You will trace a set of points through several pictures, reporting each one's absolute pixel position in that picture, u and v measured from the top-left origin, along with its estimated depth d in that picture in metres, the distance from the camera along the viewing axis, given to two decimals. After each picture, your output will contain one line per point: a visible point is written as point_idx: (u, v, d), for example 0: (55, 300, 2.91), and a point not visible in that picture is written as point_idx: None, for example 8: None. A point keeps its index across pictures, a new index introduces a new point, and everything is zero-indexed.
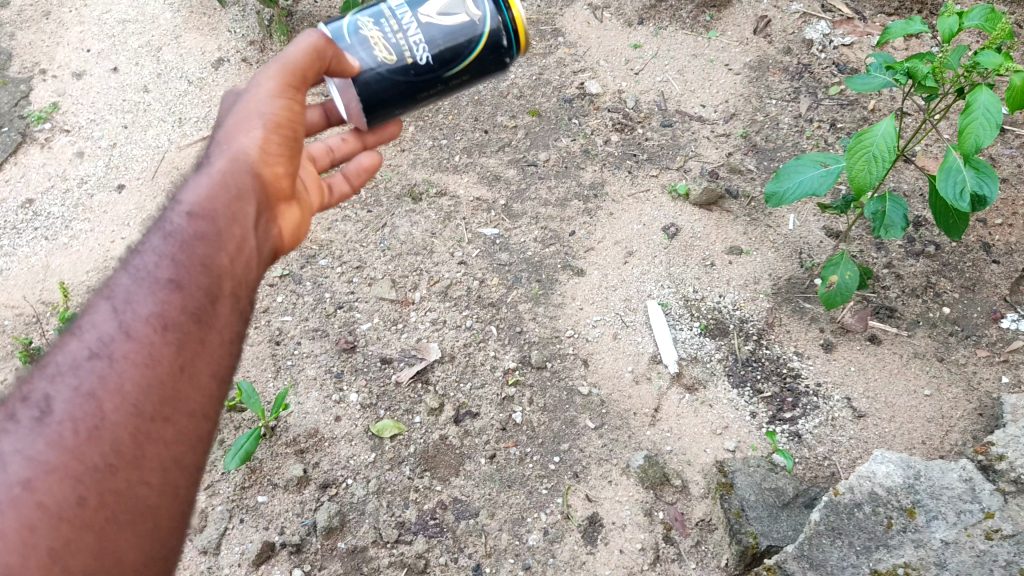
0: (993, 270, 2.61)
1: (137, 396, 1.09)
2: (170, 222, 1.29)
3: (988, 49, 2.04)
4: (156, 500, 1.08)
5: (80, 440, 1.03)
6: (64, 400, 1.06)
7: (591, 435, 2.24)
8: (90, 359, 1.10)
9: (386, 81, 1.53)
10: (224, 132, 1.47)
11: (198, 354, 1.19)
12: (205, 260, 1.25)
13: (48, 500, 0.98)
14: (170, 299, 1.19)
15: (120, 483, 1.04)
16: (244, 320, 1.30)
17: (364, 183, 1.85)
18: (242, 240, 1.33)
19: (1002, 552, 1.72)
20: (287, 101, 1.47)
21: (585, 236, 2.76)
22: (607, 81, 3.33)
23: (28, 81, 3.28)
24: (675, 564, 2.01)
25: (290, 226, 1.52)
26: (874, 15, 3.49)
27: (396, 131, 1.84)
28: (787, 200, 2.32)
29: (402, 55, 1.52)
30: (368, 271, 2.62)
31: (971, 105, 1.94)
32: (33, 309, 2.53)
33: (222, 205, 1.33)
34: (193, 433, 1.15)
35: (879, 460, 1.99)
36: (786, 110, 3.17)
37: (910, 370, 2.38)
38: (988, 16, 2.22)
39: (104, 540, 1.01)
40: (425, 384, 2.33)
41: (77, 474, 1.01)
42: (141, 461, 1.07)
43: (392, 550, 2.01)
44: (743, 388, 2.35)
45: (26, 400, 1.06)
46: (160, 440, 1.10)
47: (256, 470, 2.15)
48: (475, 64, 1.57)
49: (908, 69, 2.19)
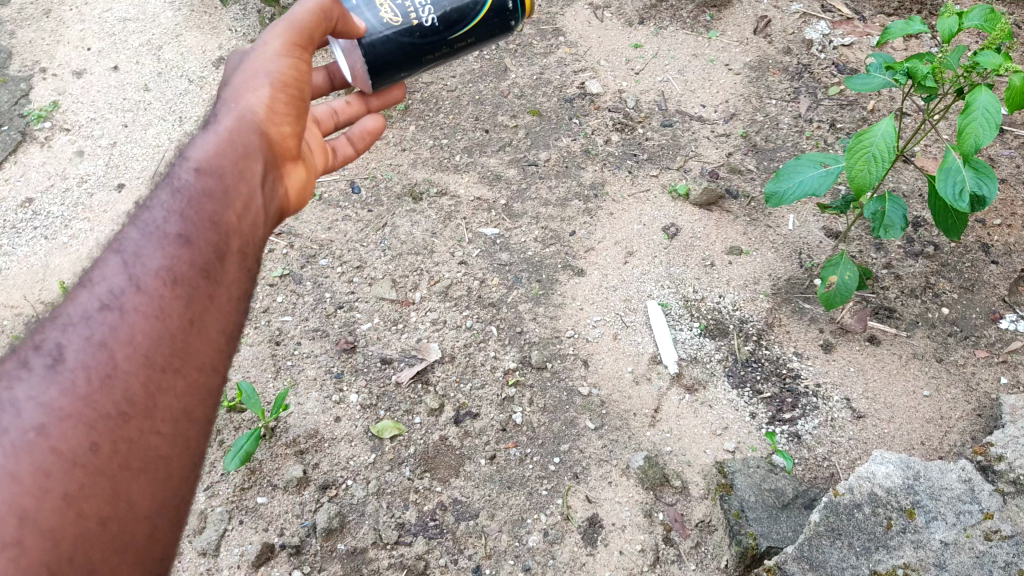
0: (993, 271, 2.61)
1: (146, 348, 1.09)
2: (177, 176, 1.27)
3: (987, 50, 2.04)
4: (168, 451, 1.08)
5: (88, 394, 1.03)
6: (77, 349, 1.06)
7: (591, 436, 2.24)
8: (101, 311, 1.09)
9: (392, 42, 1.57)
10: (230, 86, 1.43)
11: (207, 309, 1.17)
12: (215, 214, 1.24)
13: (62, 446, 0.99)
14: (179, 253, 1.17)
15: (129, 437, 1.05)
16: (252, 277, 1.29)
17: (368, 148, 1.85)
18: (250, 195, 1.31)
19: (1000, 553, 1.75)
20: (293, 59, 1.44)
21: (585, 236, 2.75)
22: (608, 81, 3.33)
23: (28, 79, 3.27)
24: (675, 566, 2.00)
25: (297, 185, 1.51)
26: (874, 15, 3.50)
27: (399, 95, 1.86)
28: (787, 199, 2.32)
29: (408, 17, 1.56)
30: (368, 271, 2.62)
31: (970, 105, 1.94)
32: (32, 308, 2.52)
33: (229, 160, 1.31)
34: (203, 388, 1.14)
35: (878, 460, 1.99)
36: (786, 111, 3.17)
37: (909, 371, 2.38)
38: (987, 16, 2.21)
39: (115, 493, 1.02)
40: (425, 384, 2.33)
41: (87, 429, 1.01)
42: (152, 415, 1.07)
43: (392, 551, 2.00)
44: (743, 389, 2.35)
45: (37, 348, 1.06)
46: (172, 392, 1.10)
47: (255, 470, 2.14)
48: (480, 27, 1.63)
49: (908, 69, 2.19)
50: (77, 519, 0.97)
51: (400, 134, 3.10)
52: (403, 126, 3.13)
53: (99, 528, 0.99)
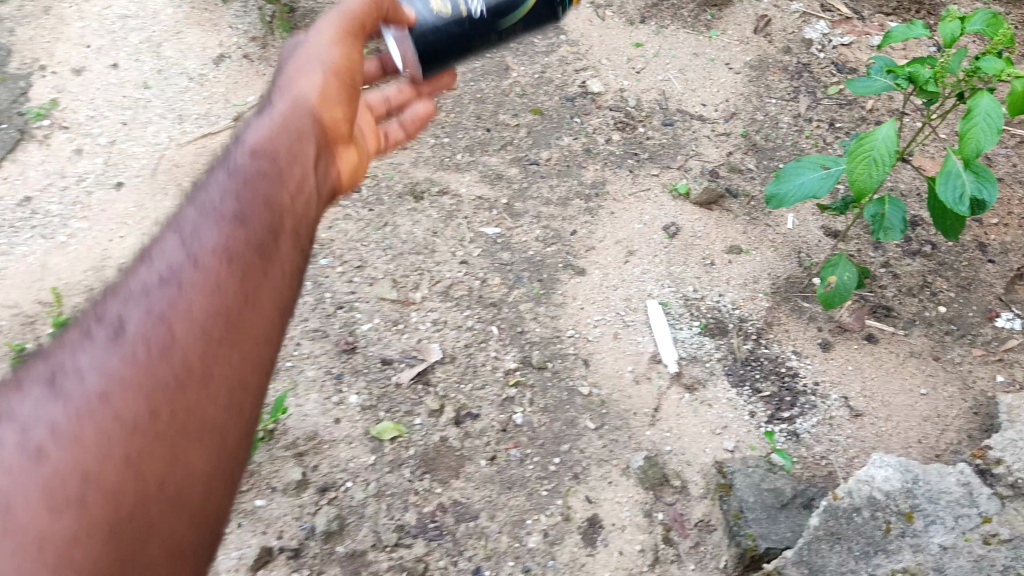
0: (989, 270, 2.62)
1: (206, 320, 1.07)
2: (233, 159, 1.25)
3: (989, 55, 2.03)
4: (223, 424, 1.07)
5: (141, 371, 0.99)
6: (136, 320, 1.02)
7: (591, 435, 2.23)
8: (159, 283, 1.06)
9: (442, 33, 1.53)
10: (284, 73, 1.43)
11: (265, 287, 1.17)
12: (272, 193, 1.23)
13: (120, 417, 0.95)
14: (237, 230, 1.16)
15: (178, 420, 1.00)
16: (305, 259, 1.29)
17: (419, 135, 1.74)
18: (305, 176, 1.30)
19: (999, 557, 1.77)
20: (345, 47, 1.46)
21: (587, 235, 2.74)
22: (609, 80, 3.31)
23: (27, 77, 3.21)
24: (674, 566, 1.99)
25: (347, 170, 1.49)
26: (873, 15, 3.49)
27: (451, 82, 1.75)
28: (787, 202, 2.30)
29: (457, 8, 1.54)
30: (368, 270, 2.60)
31: (972, 110, 1.94)
32: (29, 310, 2.47)
33: (286, 141, 1.30)
34: (255, 374, 1.13)
35: (877, 463, 1.96)
36: (785, 110, 3.16)
37: (906, 369, 2.38)
38: (989, 21, 2.20)
39: (159, 484, 0.97)
40: (425, 385, 2.31)
41: (136, 409, 0.96)
42: (202, 397, 1.04)
43: (391, 554, 1.98)
44: (743, 388, 2.35)
45: (98, 319, 1.03)
46: (227, 364, 1.08)
47: (254, 473, 2.10)
48: (528, 17, 1.62)
49: (910, 73, 2.18)
50: (134, 490, 0.93)
51: None
52: None
53: (157, 496, 0.96)
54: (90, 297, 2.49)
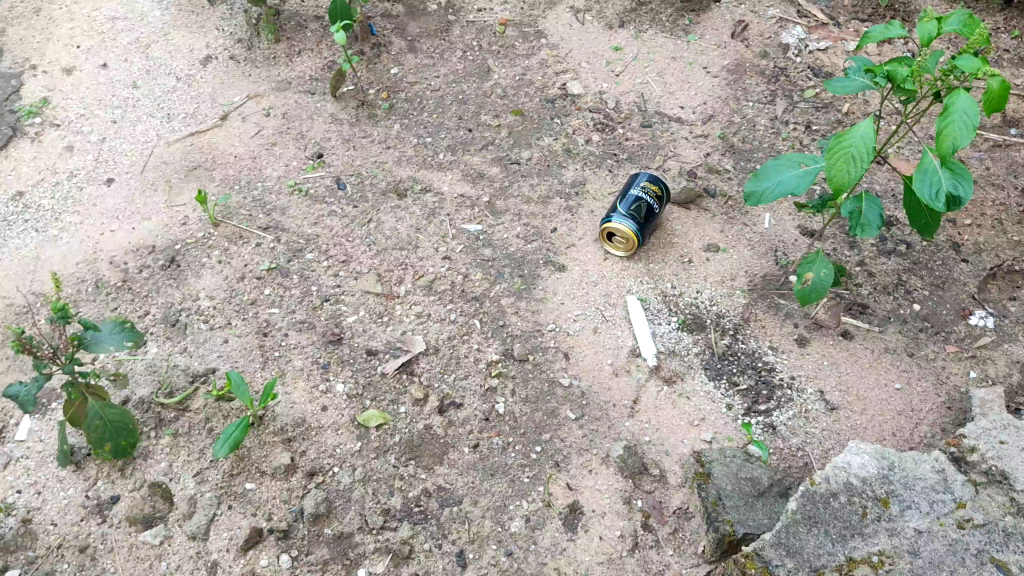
0: (963, 269, 2.71)
1: None
2: None
3: (966, 56, 2.09)
4: None
5: None
6: None
7: (571, 425, 2.29)
8: None
9: None
10: None
11: None
12: None
13: None
14: None
15: None
16: None
17: None
18: None
19: (974, 541, 1.80)
20: None
21: (567, 232, 2.83)
22: (589, 83, 3.42)
23: (19, 76, 3.28)
24: (653, 551, 2.04)
25: None
26: (847, 22, 3.64)
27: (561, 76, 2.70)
28: (765, 199, 2.37)
29: None
30: (354, 265, 2.67)
31: (949, 109, 2.00)
32: (23, 299, 2.50)
33: None
34: None
35: (854, 451, 2.03)
36: (763, 112, 3.25)
37: (882, 365, 2.45)
38: (964, 23, 2.27)
39: None
40: (410, 375, 2.39)
41: None
42: None
43: (378, 536, 2.04)
44: (720, 381, 2.42)
45: None
46: None
47: (244, 457, 2.15)
48: None
49: (887, 72, 2.24)
50: None
51: (385, 132, 3.17)
52: (389, 125, 3.20)
53: None
54: (82, 289, 2.53)
